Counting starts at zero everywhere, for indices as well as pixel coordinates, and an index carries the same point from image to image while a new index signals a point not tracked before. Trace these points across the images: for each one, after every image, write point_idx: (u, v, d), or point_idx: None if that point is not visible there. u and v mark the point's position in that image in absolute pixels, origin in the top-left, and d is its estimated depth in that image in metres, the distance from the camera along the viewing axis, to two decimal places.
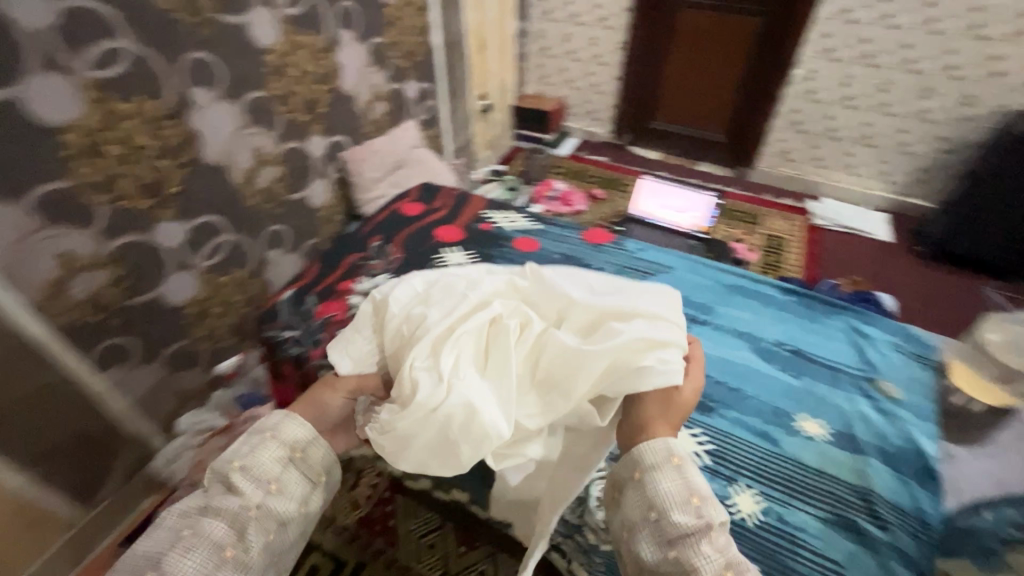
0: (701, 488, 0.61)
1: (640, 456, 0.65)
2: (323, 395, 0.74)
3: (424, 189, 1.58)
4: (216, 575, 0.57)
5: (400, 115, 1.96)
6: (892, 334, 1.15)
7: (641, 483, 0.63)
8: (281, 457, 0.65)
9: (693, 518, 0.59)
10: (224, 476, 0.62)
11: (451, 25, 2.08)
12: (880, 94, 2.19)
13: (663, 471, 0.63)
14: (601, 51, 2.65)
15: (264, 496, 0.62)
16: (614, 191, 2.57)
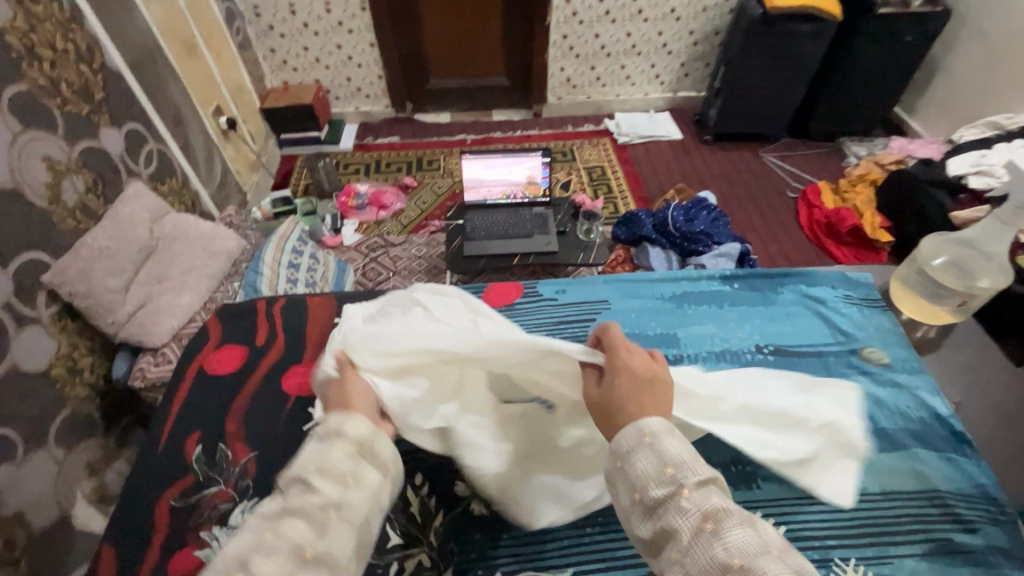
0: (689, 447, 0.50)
1: (631, 432, 0.51)
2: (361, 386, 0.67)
3: (225, 316, 1.14)
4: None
5: (116, 183, 1.35)
6: (836, 288, 1.16)
7: (653, 444, 0.50)
8: (349, 450, 0.56)
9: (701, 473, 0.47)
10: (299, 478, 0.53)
11: (129, 32, 1.45)
12: (633, 3, 2.23)
13: (657, 438, 0.50)
14: (342, 16, 2.21)
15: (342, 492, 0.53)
16: (424, 174, 2.27)
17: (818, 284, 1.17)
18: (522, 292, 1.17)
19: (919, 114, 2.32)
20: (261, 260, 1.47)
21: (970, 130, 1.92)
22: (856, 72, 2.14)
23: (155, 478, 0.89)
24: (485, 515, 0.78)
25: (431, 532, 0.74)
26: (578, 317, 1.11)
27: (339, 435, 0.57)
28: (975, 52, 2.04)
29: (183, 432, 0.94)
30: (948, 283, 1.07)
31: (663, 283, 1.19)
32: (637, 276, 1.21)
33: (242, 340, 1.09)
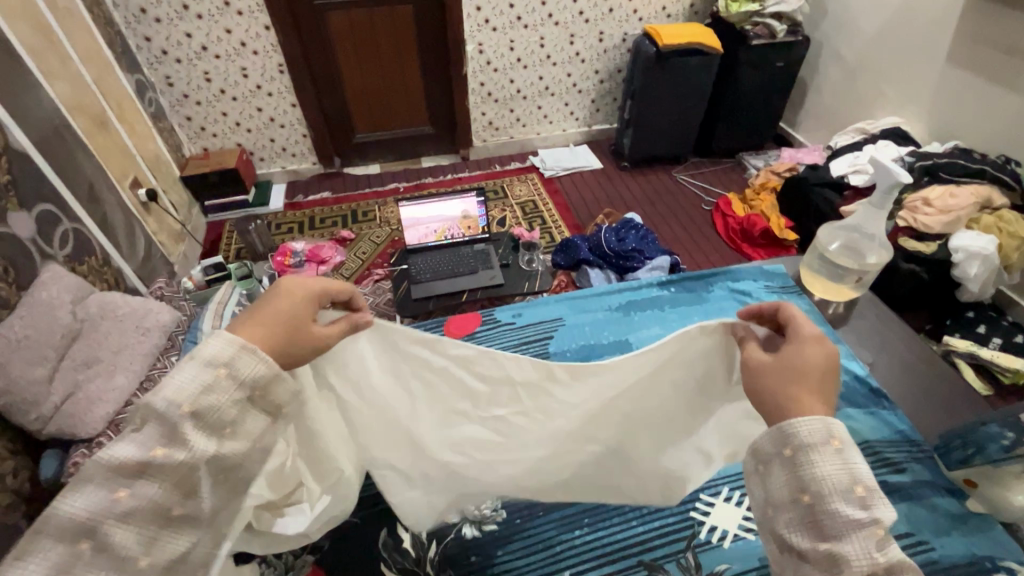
0: (868, 479, 0.51)
1: (788, 433, 0.54)
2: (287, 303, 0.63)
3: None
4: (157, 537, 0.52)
5: (29, 268, 1.27)
6: (757, 280, 1.30)
7: (794, 462, 0.53)
8: (235, 400, 0.56)
9: (859, 509, 0.49)
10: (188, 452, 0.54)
11: (34, 111, 1.39)
12: (541, 49, 2.41)
13: (815, 454, 0.52)
14: (260, 79, 2.22)
15: (219, 446, 0.55)
16: (360, 225, 2.28)
17: (742, 278, 1.31)
18: (481, 320, 1.24)
19: (801, 127, 2.65)
20: (198, 330, 1.40)
21: (843, 136, 2.20)
22: (743, 96, 2.41)
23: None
24: (479, 536, 0.91)
25: (428, 564, 0.88)
26: (538, 338, 1.19)
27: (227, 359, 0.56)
28: (835, 71, 2.38)
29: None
30: (843, 263, 1.14)
31: (609, 293, 1.28)
32: (586, 291, 1.30)
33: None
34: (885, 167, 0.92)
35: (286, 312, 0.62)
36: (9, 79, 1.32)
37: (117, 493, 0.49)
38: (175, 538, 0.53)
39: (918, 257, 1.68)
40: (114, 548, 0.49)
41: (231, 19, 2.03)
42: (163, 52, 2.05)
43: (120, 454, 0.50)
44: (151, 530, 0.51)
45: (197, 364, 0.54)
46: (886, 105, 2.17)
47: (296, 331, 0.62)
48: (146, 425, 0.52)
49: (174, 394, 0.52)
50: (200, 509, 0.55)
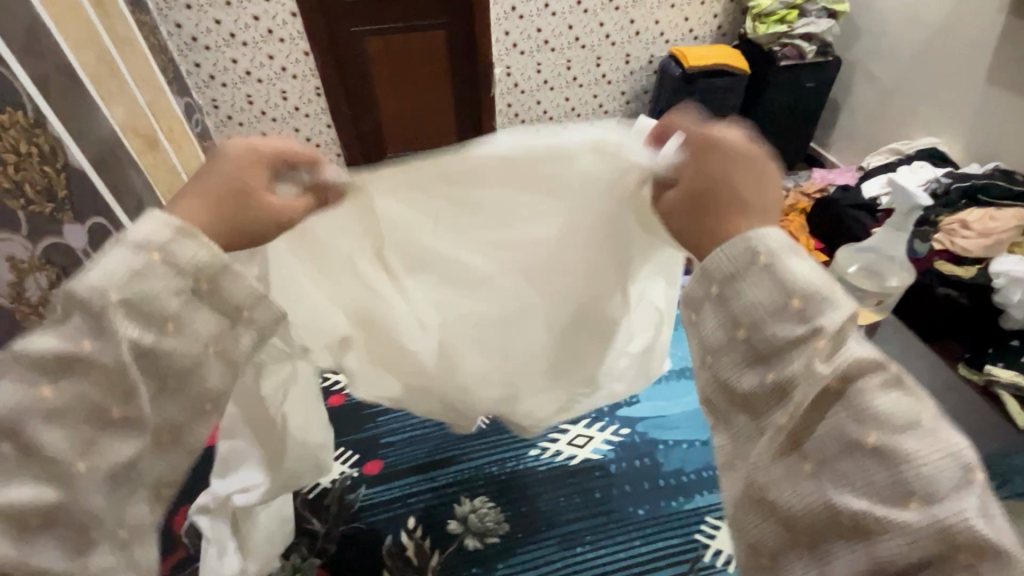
0: (800, 285, 0.51)
1: (712, 268, 0.56)
2: (242, 175, 0.62)
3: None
4: (97, 438, 0.52)
5: (79, 276, 1.36)
6: None
7: (722, 297, 0.55)
8: (183, 291, 0.55)
9: (802, 325, 0.49)
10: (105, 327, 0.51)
11: (93, 132, 1.50)
12: (568, 71, 2.46)
13: (743, 279, 0.53)
14: (298, 101, 2.33)
15: (158, 340, 0.54)
16: None
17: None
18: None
19: (832, 148, 2.60)
20: None
21: (876, 157, 2.14)
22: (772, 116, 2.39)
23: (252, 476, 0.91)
24: (480, 546, 1.09)
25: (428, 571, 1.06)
26: None
27: (161, 252, 0.54)
28: (868, 91, 2.33)
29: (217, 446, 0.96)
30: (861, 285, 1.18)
31: None
32: None
33: None
34: (905, 191, 0.90)
35: (246, 185, 0.63)
36: (72, 103, 1.43)
37: (39, 392, 0.50)
38: (114, 441, 0.53)
39: (955, 281, 1.61)
40: (42, 447, 0.49)
41: (274, 46, 2.16)
42: (211, 76, 2.18)
43: (44, 344, 0.50)
44: (89, 428, 0.52)
45: (127, 249, 0.53)
46: (922, 125, 2.12)
47: (253, 206, 0.63)
48: (71, 318, 0.51)
49: (100, 280, 0.51)
50: (141, 413, 0.53)
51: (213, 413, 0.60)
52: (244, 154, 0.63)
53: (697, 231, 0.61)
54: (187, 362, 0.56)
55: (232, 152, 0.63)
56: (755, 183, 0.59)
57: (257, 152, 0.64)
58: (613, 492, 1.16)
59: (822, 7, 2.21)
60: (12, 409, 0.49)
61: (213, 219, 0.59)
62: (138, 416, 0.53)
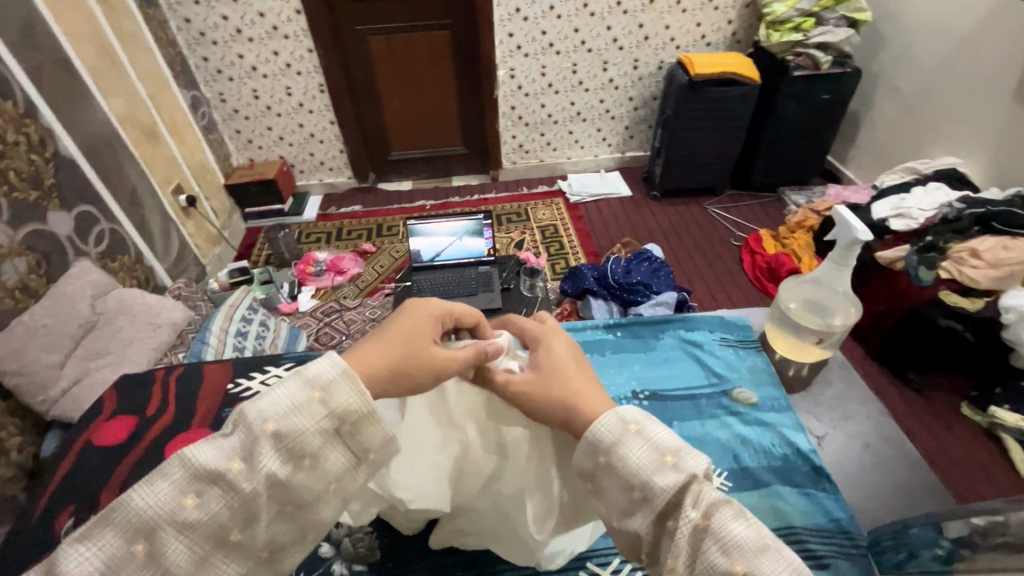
0: (667, 444, 0.52)
1: (594, 440, 0.54)
2: (419, 318, 0.65)
3: (123, 386, 0.98)
4: (209, 559, 0.48)
5: (62, 262, 1.41)
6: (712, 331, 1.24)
7: (610, 465, 0.53)
8: (325, 428, 0.51)
9: (676, 475, 0.49)
10: (252, 442, 0.49)
11: (87, 123, 1.55)
12: (573, 75, 2.41)
13: (624, 445, 0.52)
14: (303, 97, 2.36)
15: (293, 472, 0.50)
16: (383, 239, 2.35)
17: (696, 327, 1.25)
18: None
19: (851, 163, 2.48)
20: (207, 330, 1.47)
21: (891, 175, 2.01)
22: (784, 129, 2.28)
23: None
24: None
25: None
26: None
27: (323, 390, 0.52)
28: (890, 105, 2.21)
29: (61, 504, 0.78)
30: (804, 322, 1.08)
31: None
32: None
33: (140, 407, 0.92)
34: (847, 223, 0.76)
35: (421, 333, 0.64)
36: (66, 94, 1.49)
37: (185, 501, 0.47)
38: (225, 565, 0.49)
39: (960, 314, 1.50)
40: (162, 560, 0.46)
41: (279, 43, 2.19)
42: (218, 71, 2.24)
43: (198, 462, 0.48)
44: (206, 548, 0.48)
45: (300, 380, 0.52)
46: (943, 144, 1.99)
47: (415, 352, 0.61)
48: (238, 434, 0.50)
49: (268, 407, 0.50)
50: (254, 538, 0.50)
51: (310, 542, 0.56)
52: (433, 311, 0.67)
53: (565, 396, 0.61)
54: (307, 497, 0.52)
55: (426, 306, 0.66)
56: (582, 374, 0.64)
57: (447, 309, 0.69)
58: None
59: (841, 15, 2.10)
60: (158, 517, 0.46)
61: (384, 359, 0.58)
62: (249, 543, 0.49)
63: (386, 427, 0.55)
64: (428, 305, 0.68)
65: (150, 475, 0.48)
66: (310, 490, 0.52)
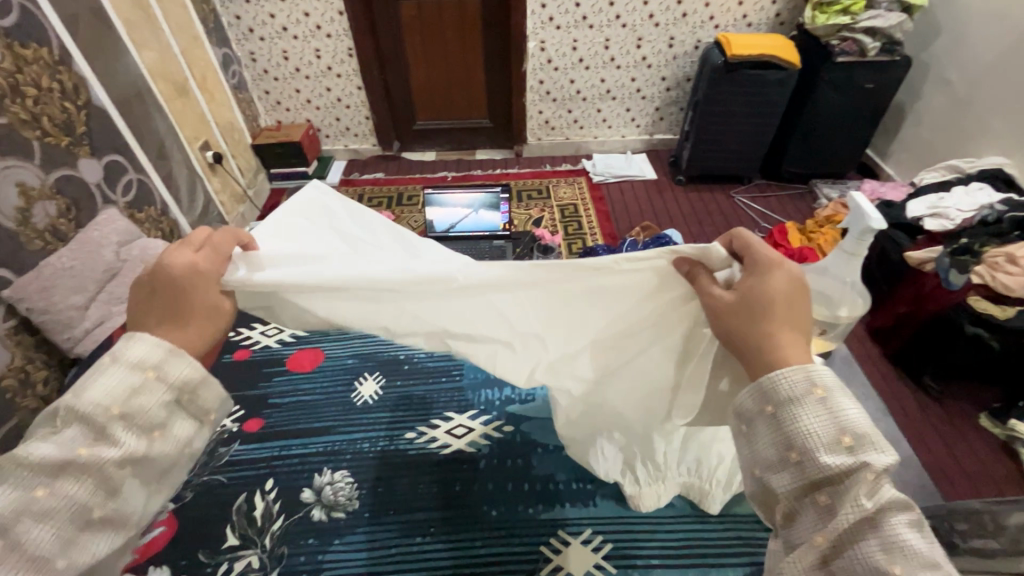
0: (852, 426, 0.51)
1: (769, 389, 0.55)
2: (167, 266, 0.63)
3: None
4: (82, 536, 0.55)
5: (91, 209, 1.45)
6: None
7: (778, 418, 0.54)
8: (166, 401, 0.59)
9: (845, 459, 0.49)
10: (88, 427, 0.56)
11: (119, 74, 1.59)
12: (605, 51, 2.34)
13: (800, 407, 0.52)
14: (332, 61, 2.36)
15: (149, 442, 0.59)
16: (403, 208, 2.36)
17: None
18: None
19: (891, 158, 2.37)
20: None
21: (931, 173, 1.91)
22: (821, 118, 2.19)
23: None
24: (325, 520, 1.00)
25: (266, 535, 0.98)
26: None
27: (148, 368, 0.58)
28: (939, 99, 2.09)
29: None
30: None
31: None
32: None
33: None
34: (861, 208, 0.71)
35: (181, 286, 0.63)
36: (100, 44, 1.52)
37: (36, 493, 0.53)
38: (96, 535, 0.56)
39: (988, 321, 1.42)
40: (29, 546, 0.51)
41: (310, 3, 2.18)
42: (250, 30, 2.25)
43: (44, 454, 0.54)
44: (71, 529, 0.54)
45: (123, 367, 0.58)
46: (991, 143, 1.88)
47: (196, 305, 0.64)
48: (70, 428, 0.56)
49: (102, 398, 0.56)
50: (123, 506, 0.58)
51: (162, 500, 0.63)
52: (177, 255, 0.65)
53: (747, 337, 0.59)
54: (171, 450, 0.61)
55: (167, 256, 0.64)
56: (791, 331, 0.57)
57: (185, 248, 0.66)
58: (473, 486, 1.04)
59: None
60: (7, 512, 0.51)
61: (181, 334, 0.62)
62: (118, 513, 0.58)
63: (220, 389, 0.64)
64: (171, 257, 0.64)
65: None
66: (169, 451, 0.61)
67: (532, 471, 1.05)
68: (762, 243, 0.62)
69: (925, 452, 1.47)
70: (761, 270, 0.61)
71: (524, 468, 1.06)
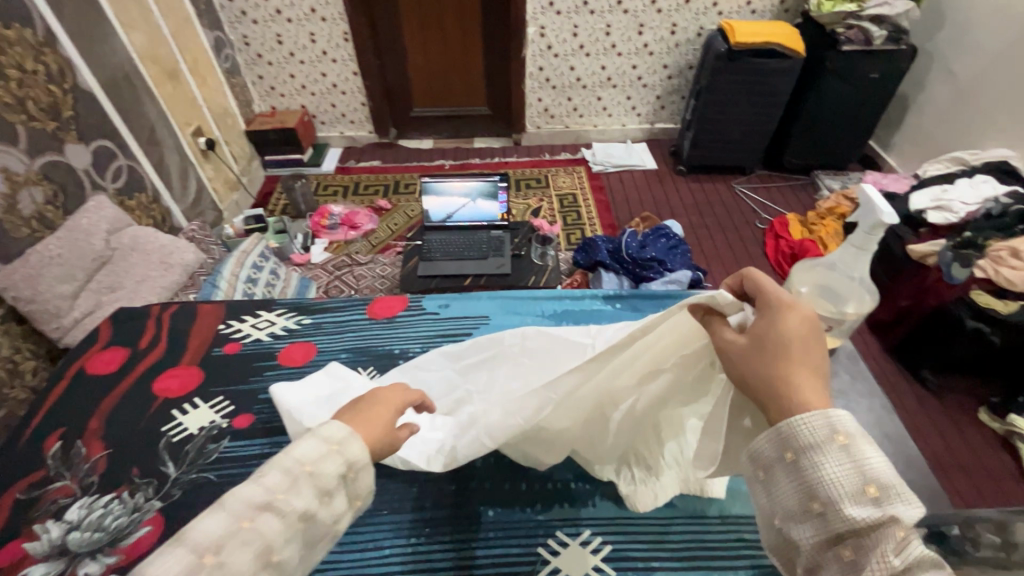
0: (878, 473, 0.43)
1: (789, 433, 0.46)
2: (381, 394, 0.63)
3: (117, 319, 1.00)
4: None
5: (79, 196, 1.42)
6: None
7: (799, 467, 0.45)
8: (339, 474, 0.51)
9: (871, 512, 0.42)
10: (288, 476, 0.49)
11: (107, 56, 1.54)
12: (606, 37, 2.30)
13: (822, 453, 0.44)
14: (327, 45, 2.31)
15: (316, 508, 0.50)
16: (400, 197, 2.32)
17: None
18: (408, 305, 1.07)
19: (894, 149, 2.34)
20: (218, 274, 1.48)
21: (935, 165, 1.89)
22: (825, 109, 2.16)
23: (131, 450, 0.78)
24: None
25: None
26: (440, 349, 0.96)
27: (337, 443, 0.53)
28: (944, 89, 2.06)
29: (53, 428, 0.81)
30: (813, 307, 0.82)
31: (545, 299, 1.08)
32: (524, 294, 1.10)
33: (135, 341, 0.95)
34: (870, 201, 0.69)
35: (382, 407, 0.61)
36: (87, 26, 1.47)
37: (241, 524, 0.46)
38: None
39: (991, 317, 1.40)
40: None
41: None
42: (242, 12, 2.19)
43: (248, 494, 0.47)
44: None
45: (315, 437, 0.53)
46: (996, 135, 1.85)
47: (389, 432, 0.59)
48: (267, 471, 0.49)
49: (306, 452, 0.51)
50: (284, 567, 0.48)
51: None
52: (389, 393, 0.64)
53: (760, 380, 0.51)
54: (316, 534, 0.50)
55: (384, 387, 0.64)
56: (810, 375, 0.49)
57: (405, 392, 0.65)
58: None
59: None
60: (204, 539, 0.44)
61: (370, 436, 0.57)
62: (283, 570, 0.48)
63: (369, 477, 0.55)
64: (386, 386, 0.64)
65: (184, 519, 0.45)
66: (323, 528, 0.51)
67: None
68: (775, 284, 0.56)
69: (925, 446, 1.46)
70: (774, 310, 0.54)
71: None
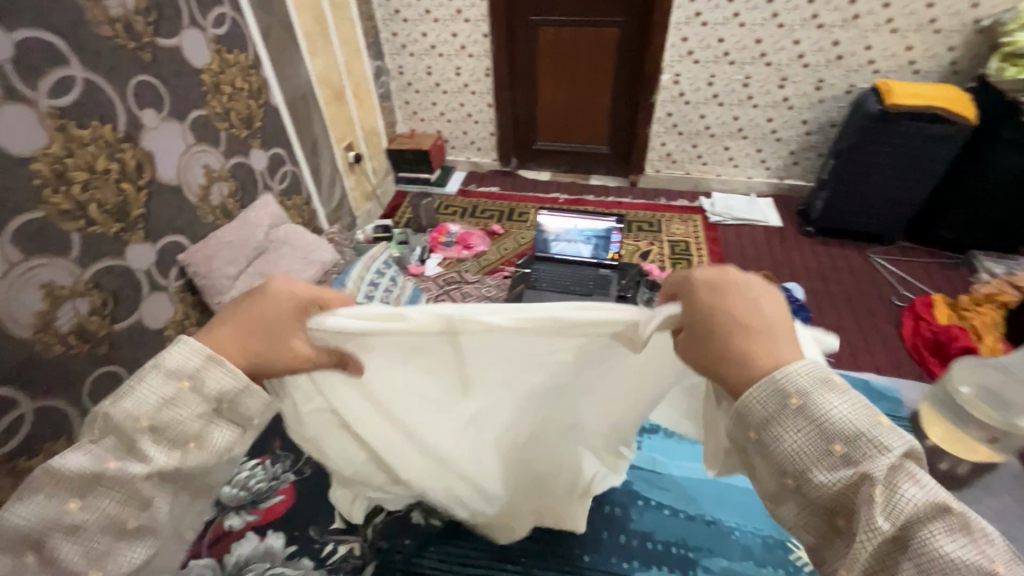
0: (844, 428, 0.48)
1: (748, 412, 0.52)
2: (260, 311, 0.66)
3: None
4: (113, 546, 0.59)
5: (252, 192, 1.66)
6: None
7: (762, 442, 0.52)
8: (199, 410, 0.63)
9: (843, 470, 0.47)
10: (129, 436, 0.59)
11: (293, 78, 1.81)
12: (744, 88, 2.25)
13: (779, 423, 0.50)
14: (469, 79, 2.51)
15: (177, 457, 0.62)
16: (513, 224, 2.42)
17: None
18: None
19: None
20: (348, 275, 1.64)
21: None
22: (994, 183, 1.92)
23: None
24: (428, 526, 1.15)
25: (369, 528, 1.15)
26: None
27: (188, 387, 0.62)
28: None
29: None
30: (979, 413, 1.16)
31: None
32: None
33: None
34: None
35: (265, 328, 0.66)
36: (284, 53, 1.75)
37: (69, 504, 0.58)
38: (132, 544, 0.60)
39: None
40: (60, 560, 0.56)
41: (459, 25, 2.33)
42: (402, 46, 2.46)
43: (77, 463, 0.58)
44: (108, 535, 0.59)
45: (163, 377, 0.62)
46: None
47: (263, 354, 0.65)
48: (105, 436, 0.60)
49: (134, 408, 0.60)
50: (155, 518, 0.61)
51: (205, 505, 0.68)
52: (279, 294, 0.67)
53: (717, 357, 0.55)
54: (199, 471, 0.64)
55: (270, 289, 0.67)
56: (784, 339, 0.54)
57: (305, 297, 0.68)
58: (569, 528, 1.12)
59: None
60: (37, 525, 0.57)
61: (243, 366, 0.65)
62: (151, 522, 0.61)
63: (259, 399, 0.66)
64: (279, 289, 0.67)
65: (20, 493, 0.58)
66: (202, 465, 0.63)
67: (630, 525, 1.13)
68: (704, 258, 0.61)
69: None
70: (695, 290, 0.59)
71: (621, 520, 1.14)
